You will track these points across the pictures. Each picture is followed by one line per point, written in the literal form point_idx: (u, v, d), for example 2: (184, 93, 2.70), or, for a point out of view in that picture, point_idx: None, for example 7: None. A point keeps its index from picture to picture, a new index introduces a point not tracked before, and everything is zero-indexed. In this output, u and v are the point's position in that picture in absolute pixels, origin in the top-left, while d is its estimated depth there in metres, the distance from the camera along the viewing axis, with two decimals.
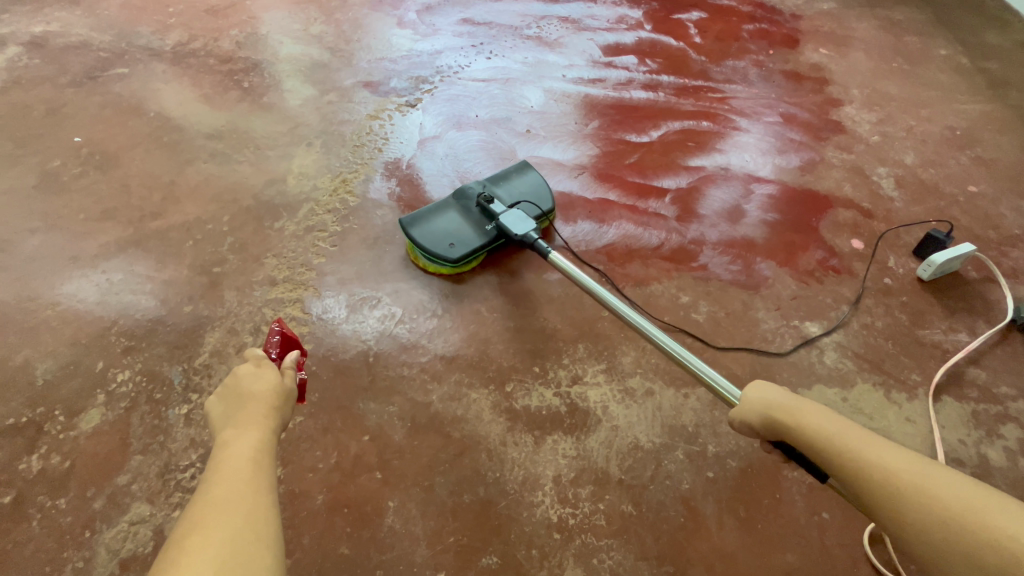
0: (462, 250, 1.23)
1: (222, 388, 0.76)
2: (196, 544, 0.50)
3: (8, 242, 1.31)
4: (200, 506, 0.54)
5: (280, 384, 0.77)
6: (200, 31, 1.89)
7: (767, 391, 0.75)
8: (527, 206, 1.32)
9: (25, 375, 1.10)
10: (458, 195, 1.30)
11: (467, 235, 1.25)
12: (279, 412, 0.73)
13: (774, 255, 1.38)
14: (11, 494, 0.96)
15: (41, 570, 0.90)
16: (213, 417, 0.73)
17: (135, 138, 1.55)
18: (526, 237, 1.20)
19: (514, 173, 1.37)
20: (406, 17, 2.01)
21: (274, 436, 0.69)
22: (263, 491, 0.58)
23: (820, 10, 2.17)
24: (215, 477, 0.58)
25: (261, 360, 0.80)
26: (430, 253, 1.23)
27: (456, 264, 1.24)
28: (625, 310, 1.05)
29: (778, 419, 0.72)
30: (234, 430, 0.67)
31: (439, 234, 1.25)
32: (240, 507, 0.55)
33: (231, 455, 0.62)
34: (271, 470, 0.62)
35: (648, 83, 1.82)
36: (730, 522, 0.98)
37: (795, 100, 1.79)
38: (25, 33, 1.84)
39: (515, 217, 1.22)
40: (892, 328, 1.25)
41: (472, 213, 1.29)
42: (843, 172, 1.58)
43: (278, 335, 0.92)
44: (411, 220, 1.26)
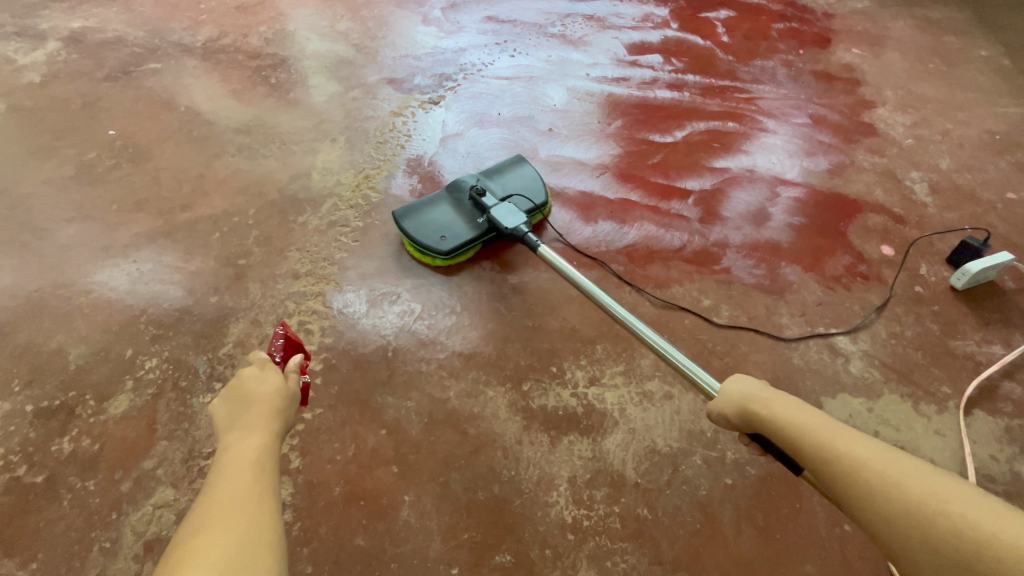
0: (453, 241, 1.25)
1: (225, 390, 0.78)
2: (201, 545, 0.51)
3: (46, 231, 1.35)
4: (206, 508, 0.56)
5: (284, 387, 0.79)
6: (230, 28, 1.93)
7: (746, 385, 0.80)
8: (519, 200, 1.34)
9: (59, 359, 1.14)
10: (450, 188, 1.33)
11: (459, 227, 1.28)
12: (282, 414, 0.75)
13: (799, 259, 1.35)
14: (44, 474, 1.00)
15: (71, 548, 0.93)
16: (216, 420, 0.75)
17: (166, 132, 1.59)
18: (516, 230, 1.22)
19: (507, 167, 1.40)
20: (431, 14, 2.02)
21: (276, 439, 0.71)
22: (268, 494, 0.59)
23: (853, 9, 2.11)
24: (220, 479, 0.60)
25: (265, 363, 0.82)
26: (422, 245, 1.26)
27: (447, 257, 1.27)
28: (619, 310, 1.08)
29: (754, 410, 0.76)
30: (239, 432, 0.70)
31: (432, 226, 1.28)
32: (245, 509, 0.56)
33: (235, 458, 0.64)
34: (276, 472, 0.64)
35: (673, 82, 1.79)
36: (748, 530, 0.96)
37: (826, 102, 1.75)
38: (64, 29, 1.90)
39: (505, 210, 1.25)
40: (922, 338, 1.21)
41: (464, 205, 1.31)
42: (874, 176, 1.54)
43: (282, 339, 0.93)
44: (405, 212, 1.30)
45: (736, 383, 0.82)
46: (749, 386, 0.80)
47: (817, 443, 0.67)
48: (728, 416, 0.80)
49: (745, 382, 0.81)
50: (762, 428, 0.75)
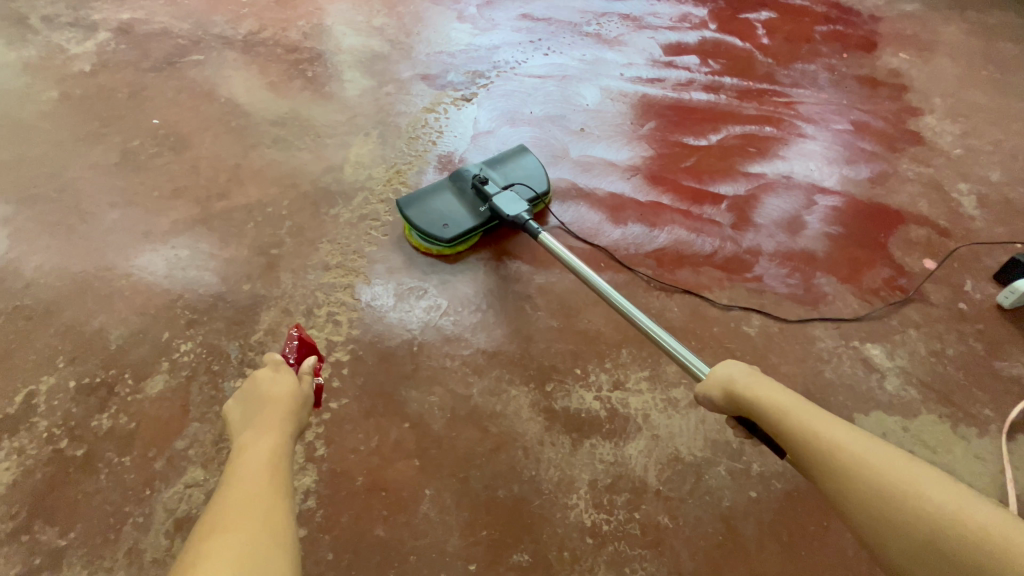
0: (456, 230, 1.26)
1: (240, 395, 0.81)
2: (214, 543, 0.52)
3: (91, 215, 1.41)
4: (221, 508, 0.57)
5: (297, 389, 0.82)
6: (270, 22, 1.97)
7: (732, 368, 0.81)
8: (520, 189, 1.35)
9: (100, 339, 1.19)
10: (452, 177, 1.34)
11: (461, 216, 1.29)
12: (295, 416, 0.78)
13: (835, 270, 1.31)
14: (84, 448, 1.04)
15: (106, 521, 0.97)
16: (231, 423, 0.78)
17: (206, 122, 1.63)
18: (518, 218, 1.23)
19: (509, 156, 1.41)
20: (466, 11, 2.02)
21: (288, 440, 0.72)
22: (282, 493, 0.61)
23: (902, 12, 2.03)
24: (234, 477, 0.62)
25: (279, 364, 0.86)
26: (424, 234, 1.26)
27: (450, 245, 1.28)
28: (628, 308, 1.05)
29: (740, 393, 0.77)
30: (252, 433, 0.72)
31: (435, 214, 1.28)
32: (258, 510, 0.57)
33: (249, 458, 0.66)
34: (288, 472, 0.65)
35: (710, 85, 1.76)
36: (772, 545, 0.94)
37: (869, 108, 1.69)
38: (114, 20, 1.96)
39: (508, 198, 1.26)
40: (965, 357, 1.16)
41: (466, 194, 1.32)
42: (918, 186, 1.48)
43: (297, 340, 0.96)
44: (408, 201, 1.30)
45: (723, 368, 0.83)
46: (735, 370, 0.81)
47: (796, 428, 0.69)
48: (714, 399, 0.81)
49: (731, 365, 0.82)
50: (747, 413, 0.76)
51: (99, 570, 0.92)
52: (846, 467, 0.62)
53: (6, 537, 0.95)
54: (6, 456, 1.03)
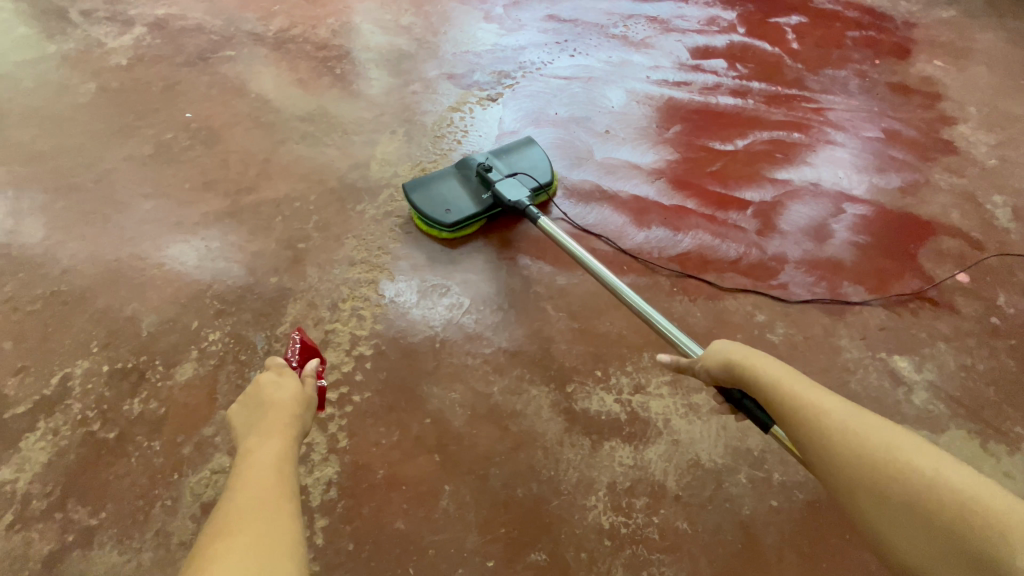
0: (457, 215, 1.31)
1: (244, 397, 0.81)
2: (219, 553, 0.52)
3: (125, 205, 1.45)
4: (226, 516, 0.57)
5: (300, 392, 0.82)
6: (300, 19, 2.00)
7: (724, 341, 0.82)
8: (524, 177, 1.39)
9: (133, 326, 1.22)
10: (458, 164, 1.39)
11: (464, 202, 1.34)
12: (300, 419, 0.78)
13: (863, 279, 1.29)
14: (115, 431, 1.08)
15: (135, 502, 1.00)
16: (234, 425, 0.77)
17: (237, 117, 1.67)
18: (518, 204, 1.28)
19: (516, 146, 1.44)
20: (493, 11, 2.03)
21: (294, 442, 0.73)
22: (288, 500, 0.60)
23: (937, 19, 1.99)
24: (238, 484, 0.61)
25: (282, 368, 0.85)
26: (427, 218, 1.31)
27: (451, 230, 1.33)
28: (636, 300, 1.08)
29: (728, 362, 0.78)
30: (257, 436, 0.72)
31: (439, 200, 1.34)
32: (264, 516, 0.57)
33: (254, 465, 0.65)
34: (294, 475, 0.65)
35: (737, 89, 1.74)
36: (793, 556, 0.93)
37: (901, 116, 1.66)
38: (150, 15, 2.02)
39: (509, 185, 1.31)
40: (996, 373, 1.14)
41: (471, 182, 1.37)
42: (951, 197, 1.45)
43: (299, 344, 0.98)
44: (414, 185, 1.36)
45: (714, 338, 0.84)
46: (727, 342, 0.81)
47: (780, 394, 0.68)
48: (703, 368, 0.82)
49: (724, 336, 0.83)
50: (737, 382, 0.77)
51: (128, 550, 0.95)
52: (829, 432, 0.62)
53: (41, 515, 0.99)
54: (42, 436, 1.07)
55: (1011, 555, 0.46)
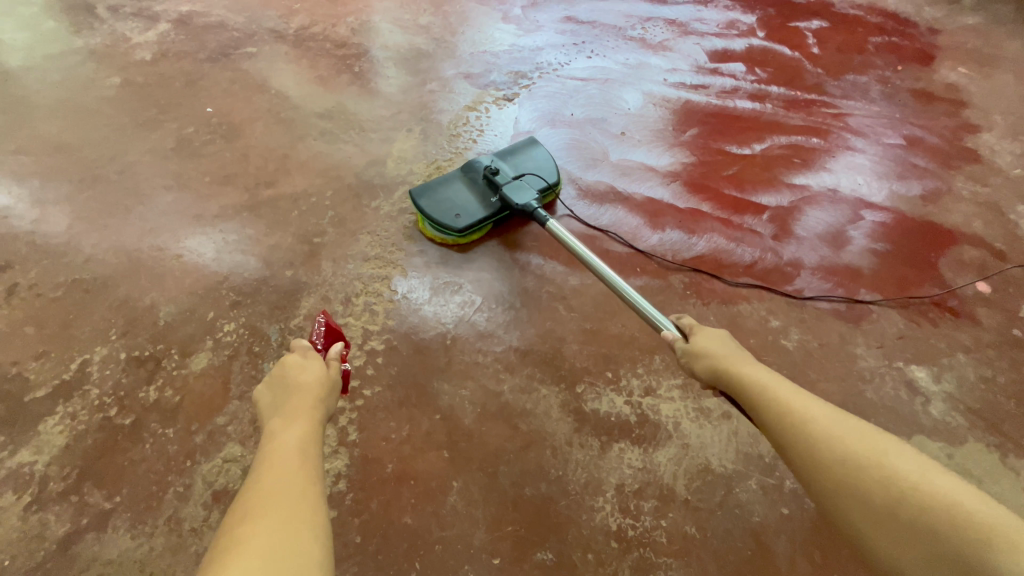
0: (467, 219, 1.28)
1: (270, 379, 0.82)
2: (244, 534, 0.53)
3: (147, 196, 1.47)
4: (252, 498, 0.58)
5: (325, 375, 0.83)
6: (320, 17, 2.02)
7: (715, 339, 0.90)
8: (531, 179, 1.37)
9: (151, 315, 1.24)
10: (463, 168, 1.37)
11: (472, 206, 1.31)
12: (324, 403, 0.78)
13: (881, 287, 1.27)
14: (131, 417, 1.09)
15: (149, 488, 1.01)
16: (261, 407, 0.79)
17: (257, 113, 1.69)
18: (527, 206, 1.27)
19: (520, 148, 1.42)
20: (512, 12, 2.04)
21: (319, 425, 0.74)
22: (312, 485, 0.61)
23: (963, 25, 1.96)
24: (264, 467, 0.63)
25: (307, 351, 0.87)
26: (437, 223, 1.29)
27: (461, 235, 1.30)
28: (635, 298, 1.07)
29: (719, 362, 0.86)
30: (282, 419, 0.73)
31: (446, 205, 1.31)
32: (287, 500, 0.58)
33: (279, 449, 0.66)
34: (319, 459, 0.67)
35: (755, 93, 1.73)
36: (804, 565, 0.92)
37: (923, 123, 1.64)
38: (174, 12, 2.05)
39: (518, 189, 1.29)
40: (1017, 386, 1.11)
41: (478, 185, 1.35)
42: (973, 206, 1.42)
43: (324, 326, 0.98)
44: (420, 191, 1.33)
45: (704, 332, 0.93)
46: (715, 339, 0.91)
47: (775, 402, 0.75)
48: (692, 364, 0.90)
49: (716, 335, 0.92)
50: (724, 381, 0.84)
51: (141, 535, 0.97)
52: (812, 432, 0.68)
53: (57, 497, 1.01)
54: (60, 420, 1.09)
55: (993, 556, 0.50)
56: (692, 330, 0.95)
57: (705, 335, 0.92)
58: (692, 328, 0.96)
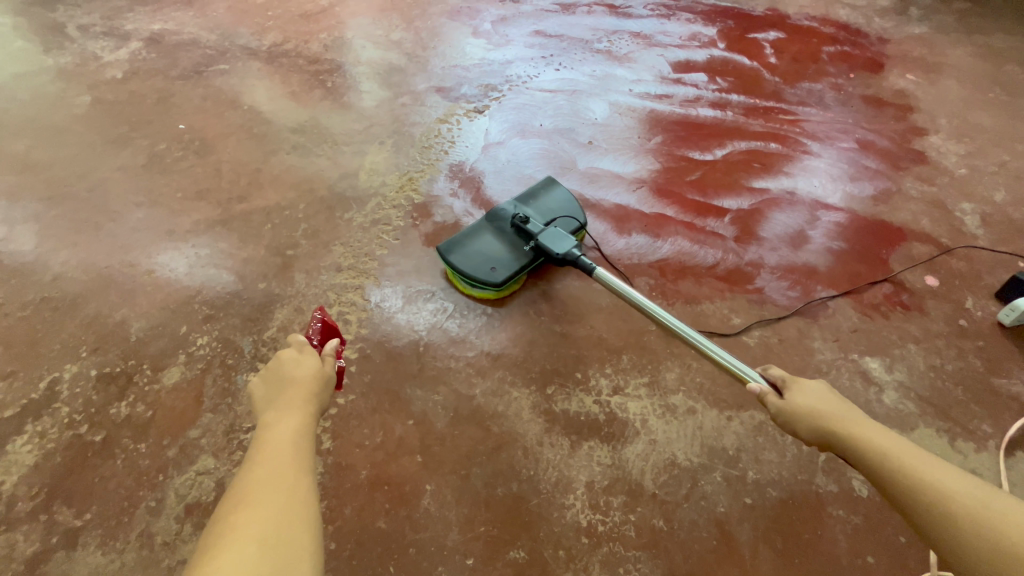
0: (505, 271, 1.21)
1: (265, 372, 0.83)
2: (240, 520, 0.56)
3: (118, 213, 1.47)
4: (246, 486, 0.60)
5: (320, 369, 0.83)
6: (293, 34, 2.05)
7: (815, 394, 0.83)
8: (562, 222, 1.31)
9: (122, 330, 1.24)
10: (489, 217, 1.30)
11: (506, 256, 1.24)
12: (317, 397, 0.79)
13: (836, 284, 1.32)
14: (102, 434, 1.09)
15: (120, 504, 1.01)
16: (256, 398, 0.80)
17: (230, 128, 1.71)
18: (568, 254, 1.18)
19: (541, 189, 1.37)
20: (482, 26, 2.09)
21: (312, 419, 0.75)
22: (303, 477, 0.63)
23: (910, 35, 2.06)
24: (259, 457, 0.65)
25: (303, 346, 0.87)
26: (473, 280, 1.22)
27: (499, 288, 1.23)
28: (661, 314, 1.08)
29: (825, 421, 0.79)
30: (276, 412, 0.75)
31: (479, 258, 1.24)
32: (282, 491, 0.59)
33: (272, 440, 0.68)
34: (311, 452, 0.68)
35: (717, 101, 1.80)
36: (767, 552, 0.95)
37: (874, 127, 1.72)
38: (146, 30, 2.06)
39: (553, 235, 1.22)
40: (964, 373, 1.17)
41: (507, 234, 1.28)
42: (922, 205, 1.50)
43: (320, 323, 1.00)
44: (448, 247, 1.26)
45: (800, 386, 0.86)
46: (814, 394, 0.84)
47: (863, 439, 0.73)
48: (791, 423, 0.84)
49: (815, 389, 0.85)
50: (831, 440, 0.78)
51: (111, 551, 0.96)
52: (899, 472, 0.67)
53: (26, 516, 1.00)
54: (29, 439, 1.08)
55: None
56: (785, 383, 0.88)
57: (802, 390, 0.85)
58: (785, 381, 0.89)
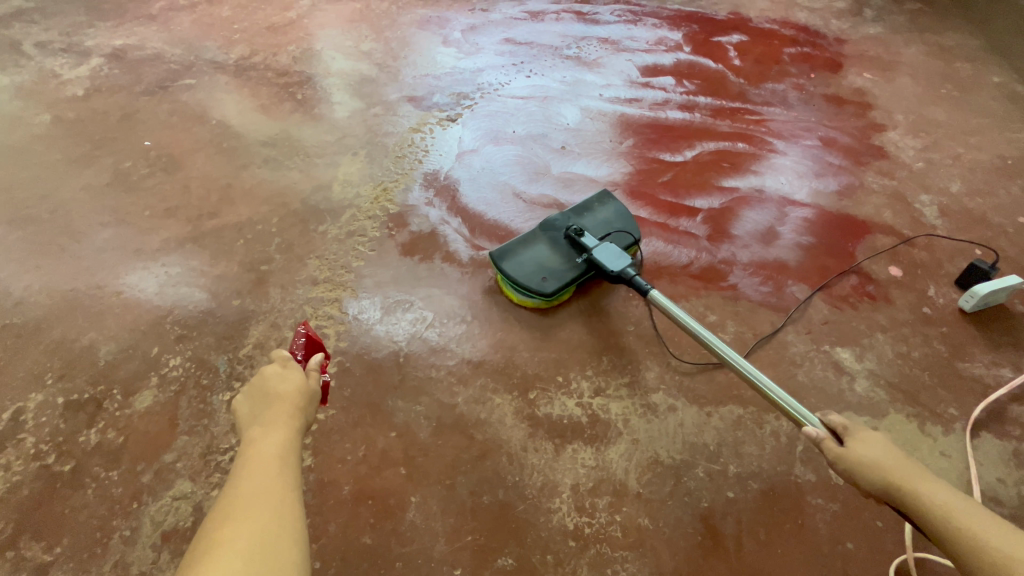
0: (555, 282, 1.21)
1: (250, 387, 0.81)
2: (226, 534, 0.55)
3: (83, 234, 1.43)
4: (232, 501, 0.59)
5: (304, 385, 0.82)
6: (261, 47, 2.03)
7: (881, 449, 0.77)
8: (616, 237, 1.30)
9: (90, 355, 1.20)
10: (545, 226, 1.30)
11: (558, 267, 1.24)
12: (302, 412, 0.78)
13: (806, 278, 1.36)
14: (71, 463, 1.05)
15: (93, 535, 0.97)
16: (240, 415, 0.78)
17: (198, 143, 1.68)
18: (622, 273, 1.17)
19: (596, 202, 1.36)
20: (451, 35, 2.10)
21: (298, 434, 0.74)
22: (289, 493, 0.62)
23: (866, 35, 2.15)
24: (244, 472, 0.64)
25: (288, 360, 0.85)
26: (523, 287, 1.22)
27: (548, 298, 1.23)
28: (710, 339, 1.06)
29: (892, 477, 0.73)
30: (261, 427, 0.73)
31: (531, 267, 1.24)
32: (268, 508, 0.59)
33: (256, 455, 0.67)
34: (297, 467, 0.67)
35: (685, 104, 1.84)
36: (750, 544, 0.97)
37: (836, 125, 1.78)
38: (107, 46, 2.01)
39: (609, 251, 1.21)
40: (930, 359, 1.22)
41: (560, 245, 1.27)
42: (883, 198, 1.55)
43: (304, 337, 0.99)
44: (502, 253, 1.27)
45: (864, 436, 0.80)
46: (879, 446, 0.77)
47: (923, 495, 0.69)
48: (851, 474, 0.77)
49: (877, 440, 0.78)
50: (904, 503, 0.71)
51: None
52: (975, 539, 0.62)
53: None
54: None
55: None
56: (845, 430, 0.82)
57: (864, 440, 0.79)
58: (847, 430, 0.82)
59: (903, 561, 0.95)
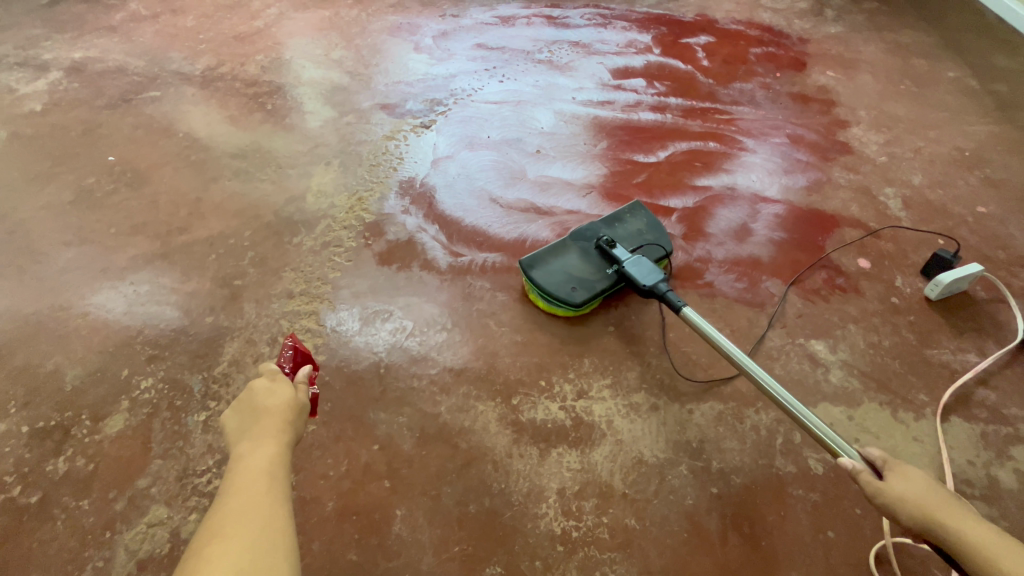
0: (585, 293, 1.21)
1: (237, 402, 0.79)
2: (214, 553, 0.54)
3: (45, 254, 1.38)
4: (219, 519, 0.57)
5: (294, 399, 0.80)
6: (228, 57, 1.99)
7: (922, 485, 0.75)
8: (647, 250, 1.30)
9: (55, 380, 1.16)
10: (576, 236, 1.30)
11: (588, 277, 1.24)
12: (291, 426, 0.76)
13: (779, 273, 1.39)
14: (38, 494, 1.01)
15: (64, 569, 0.94)
16: (229, 430, 0.76)
17: (165, 157, 1.63)
18: (654, 287, 1.16)
19: (627, 213, 1.37)
20: (423, 42, 2.09)
21: (287, 448, 0.72)
22: (279, 508, 0.60)
23: (827, 34, 2.21)
24: (231, 489, 0.62)
25: (276, 373, 0.84)
26: (552, 297, 1.22)
27: (575, 309, 1.23)
28: (731, 350, 1.05)
29: (932, 514, 0.71)
30: (249, 442, 0.71)
31: (560, 277, 1.24)
32: (257, 525, 0.57)
33: (244, 471, 0.65)
34: (286, 481, 0.66)
35: (657, 105, 1.86)
36: (735, 538, 0.98)
37: (803, 122, 1.82)
38: (66, 59, 1.95)
39: (641, 266, 1.20)
40: (899, 347, 1.25)
41: (591, 255, 1.27)
42: (850, 192, 1.60)
43: (291, 349, 0.97)
44: (532, 261, 1.26)
45: (904, 472, 0.78)
46: (920, 483, 0.76)
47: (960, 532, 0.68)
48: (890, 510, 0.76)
49: (919, 478, 0.76)
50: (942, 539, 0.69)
51: None
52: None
53: None
54: None
55: None
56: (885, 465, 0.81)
57: (904, 476, 0.77)
58: (886, 464, 0.81)
59: (882, 547, 0.97)
